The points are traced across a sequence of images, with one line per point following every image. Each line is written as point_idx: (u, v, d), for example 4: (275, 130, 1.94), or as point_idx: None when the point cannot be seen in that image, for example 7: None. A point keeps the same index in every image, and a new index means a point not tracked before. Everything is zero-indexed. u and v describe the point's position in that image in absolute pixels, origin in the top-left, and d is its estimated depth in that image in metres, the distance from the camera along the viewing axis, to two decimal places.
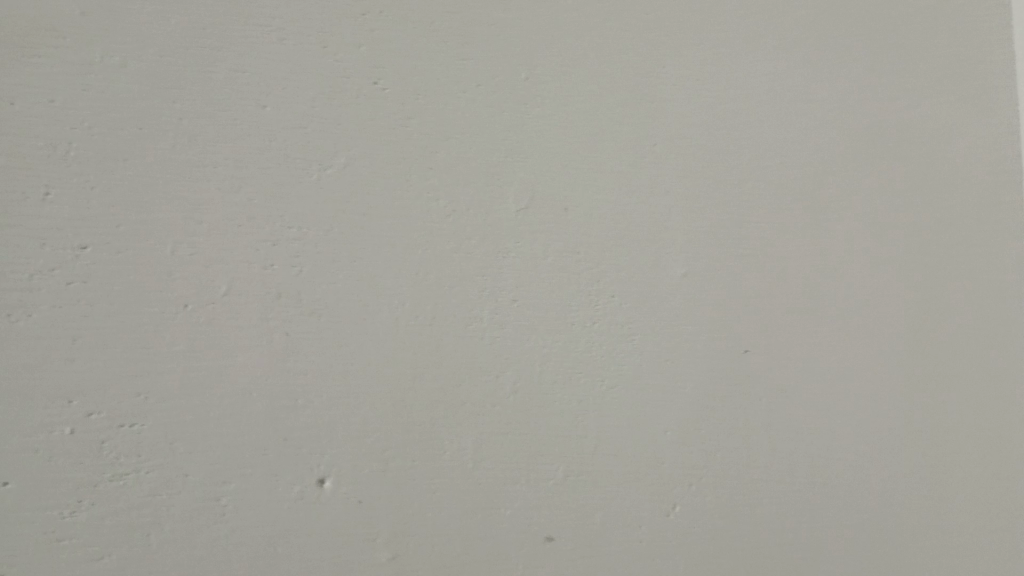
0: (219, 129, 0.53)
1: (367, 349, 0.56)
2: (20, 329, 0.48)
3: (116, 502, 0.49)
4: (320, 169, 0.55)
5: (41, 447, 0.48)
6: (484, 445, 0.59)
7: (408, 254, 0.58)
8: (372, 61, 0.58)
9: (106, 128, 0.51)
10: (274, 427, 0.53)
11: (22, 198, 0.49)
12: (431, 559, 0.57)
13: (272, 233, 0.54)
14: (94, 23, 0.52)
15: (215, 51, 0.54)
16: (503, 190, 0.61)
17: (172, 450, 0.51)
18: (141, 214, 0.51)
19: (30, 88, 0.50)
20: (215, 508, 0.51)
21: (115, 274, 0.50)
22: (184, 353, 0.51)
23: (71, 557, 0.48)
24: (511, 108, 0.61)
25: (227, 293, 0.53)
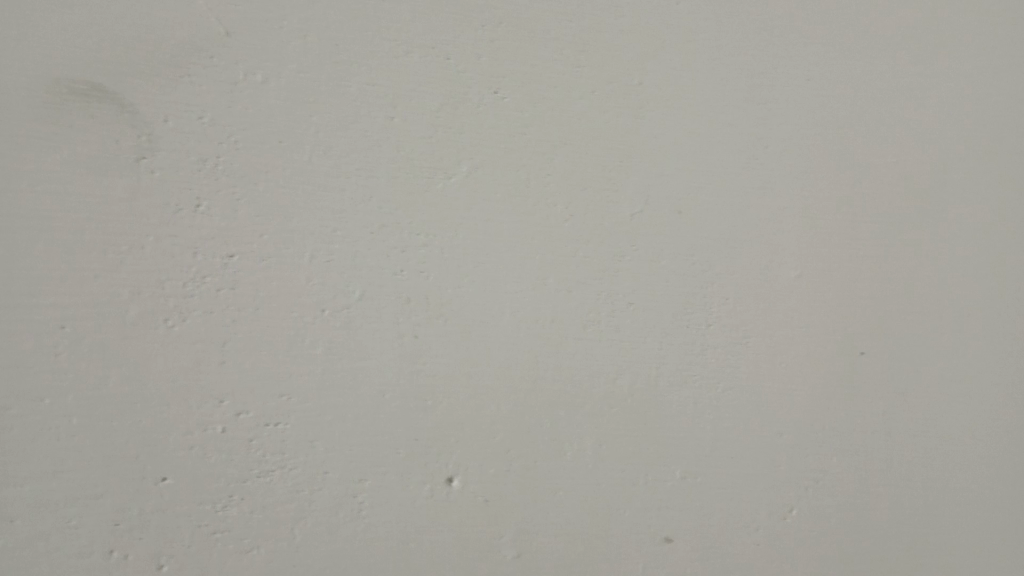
0: (352, 140, 0.55)
1: (490, 351, 0.58)
2: (178, 334, 0.50)
3: (265, 496, 0.52)
4: (445, 178, 0.57)
5: (197, 444, 0.50)
6: (605, 446, 0.60)
7: (529, 260, 0.59)
8: (492, 71, 0.59)
9: (252, 142, 0.53)
10: (406, 429, 0.55)
11: (177, 212, 0.51)
12: (554, 556, 0.59)
13: (400, 239, 0.56)
14: (236, 40, 0.53)
15: (348, 65, 0.55)
16: (620, 196, 0.62)
17: (313, 448, 0.53)
18: (283, 224, 0.53)
19: (183, 105, 0.51)
20: (353, 502, 0.54)
21: (261, 281, 0.52)
22: (324, 356, 0.54)
23: (225, 547, 0.51)
24: (626, 115, 0.62)
25: (361, 299, 0.55)
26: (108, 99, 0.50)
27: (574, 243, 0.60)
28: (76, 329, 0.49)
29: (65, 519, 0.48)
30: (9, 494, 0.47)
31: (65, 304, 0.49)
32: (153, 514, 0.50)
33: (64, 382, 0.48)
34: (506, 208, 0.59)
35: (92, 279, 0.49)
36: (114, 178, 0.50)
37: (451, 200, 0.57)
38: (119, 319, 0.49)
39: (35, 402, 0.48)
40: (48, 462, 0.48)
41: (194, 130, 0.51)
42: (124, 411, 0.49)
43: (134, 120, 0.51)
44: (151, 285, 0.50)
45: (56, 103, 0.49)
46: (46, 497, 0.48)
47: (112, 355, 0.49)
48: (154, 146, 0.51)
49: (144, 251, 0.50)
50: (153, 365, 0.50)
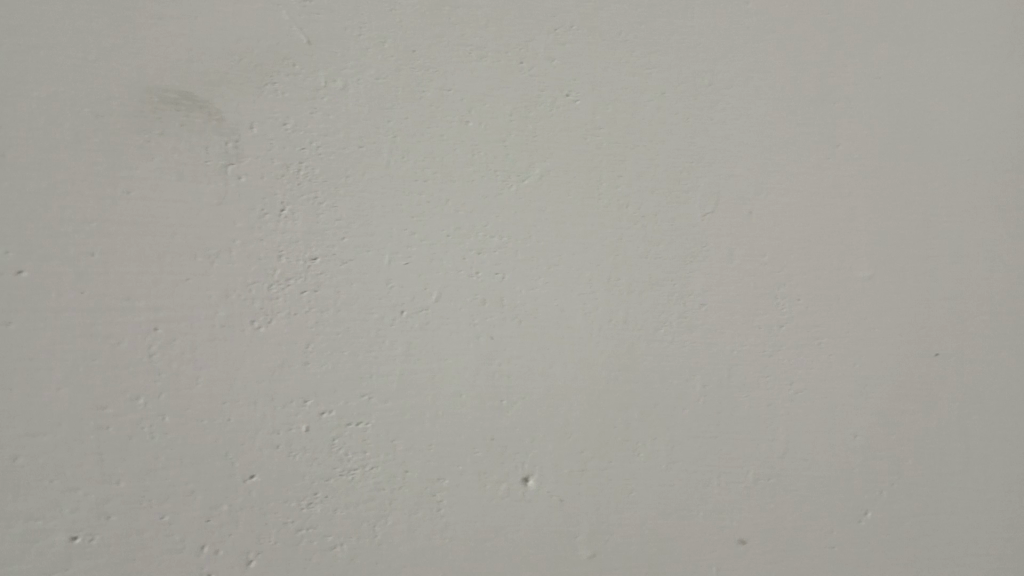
0: (427, 143, 0.56)
1: (564, 352, 0.58)
2: (265, 336, 0.51)
3: (348, 494, 0.53)
4: (519, 180, 0.58)
5: (283, 443, 0.51)
6: (678, 447, 0.60)
7: (602, 261, 0.59)
8: (564, 74, 0.60)
9: (332, 147, 0.54)
10: (483, 429, 0.56)
11: (262, 216, 0.52)
12: (628, 556, 0.59)
13: (476, 242, 0.57)
14: (318, 48, 0.54)
15: (424, 70, 0.56)
16: (691, 198, 0.62)
17: (393, 447, 0.54)
18: (363, 227, 0.54)
19: (267, 112, 0.52)
20: (432, 501, 0.55)
21: (343, 283, 0.53)
22: (404, 357, 0.54)
23: (310, 544, 0.52)
24: (696, 117, 0.62)
25: (438, 300, 0.55)
26: (197, 108, 0.51)
27: (645, 245, 0.60)
28: (169, 331, 0.50)
29: (158, 516, 0.49)
30: (105, 491, 0.48)
31: (158, 306, 0.50)
32: (242, 511, 0.50)
33: (158, 382, 0.49)
34: (578, 210, 0.59)
35: (183, 282, 0.50)
36: (203, 184, 0.51)
37: (524, 202, 0.58)
38: (208, 320, 0.50)
39: (130, 402, 0.49)
40: (143, 460, 0.49)
41: (277, 136, 0.53)
42: (215, 410, 0.50)
43: (222, 128, 0.52)
44: (239, 288, 0.51)
45: (148, 112, 0.51)
46: (141, 494, 0.49)
47: (203, 356, 0.50)
48: (241, 153, 0.52)
49: (232, 254, 0.51)
50: (241, 366, 0.51)
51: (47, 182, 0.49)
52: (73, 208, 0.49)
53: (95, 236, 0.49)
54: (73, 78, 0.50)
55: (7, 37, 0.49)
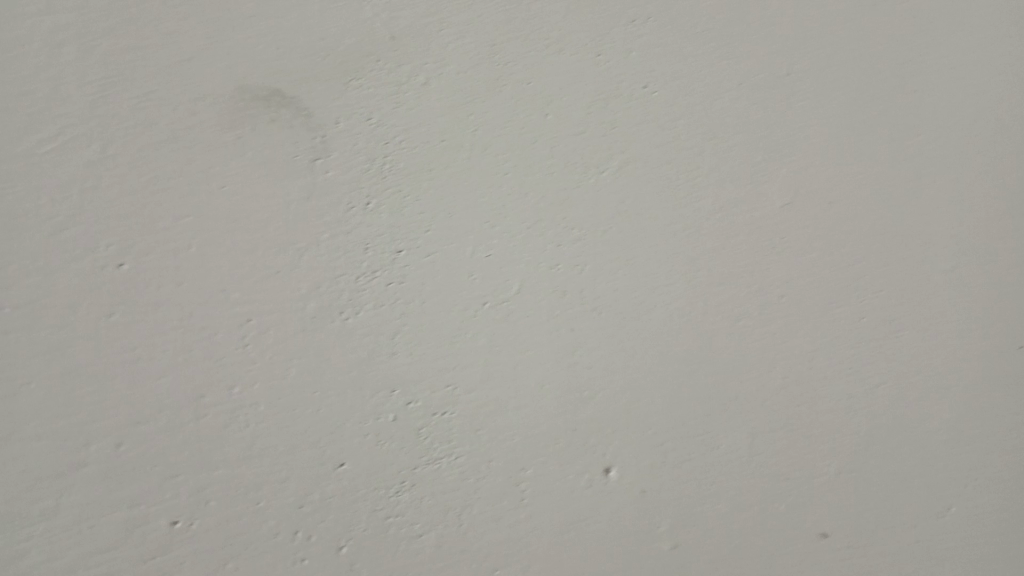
0: (508, 136, 0.57)
1: (643, 344, 0.58)
2: (353, 327, 0.52)
3: (434, 483, 0.53)
4: (597, 173, 0.58)
5: (371, 433, 0.52)
6: (757, 440, 0.60)
7: (680, 252, 0.59)
8: (641, 67, 0.59)
9: (415, 142, 0.54)
10: (563, 420, 0.56)
11: (349, 210, 0.53)
12: (703, 550, 0.59)
13: (556, 237, 0.57)
14: (401, 44, 0.54)
15: (504, 64, 0.57)
16: (769, 189, 0.61)
17: (477, 437, 0.54)
18: (447, 220, 0.55)
19: (353, 108, 0.53)
20: (515, 491, 0.55)
21: (428, 276, 0.54)
22: (486, 349, 0.55)
23: (397, 532, 0.53)
24: (775, 106, 0.62)
25: (519, 293, 0.56)
26: (287, 104, 0.52)
27: (724, 237, 0.60)
28: (261, 323, 0.51)
29: (253, 502, 0.50)
30: (203, 478, 0.49)
31: (251, 299, 0.51)
32: (333, 499, 0.51)
33: (252, 373, 0.50)
34: (655, 202, 0.59)
35: (274, 276, 0.51)
36: (292, 179, 0.52)
37: (602, 195, 0.58)
38: (299, 313, 0.51)
39: (226, 392, 0.50)
40: (238, 448, 0.50)
41: (362, 132, 0.53)
42: (305, 400, 0.51)
43: (311, 123, 0.52)
44: (327, 281, 0.52)
45: (240, 109, 0.51)
46: (237, 481, 0.50)
47: (294, 348, 0.51)
48: (328, 148, 0.52)
49: (320, 249, 0.52)
50: (330, 357, 0.52)
51: (145, 178, 0.49)
52: (171, 205, 0.50)
53: (191, 230, 0.50)
54: (168, 77, 0.50)
55: (105, 39, 0.49)
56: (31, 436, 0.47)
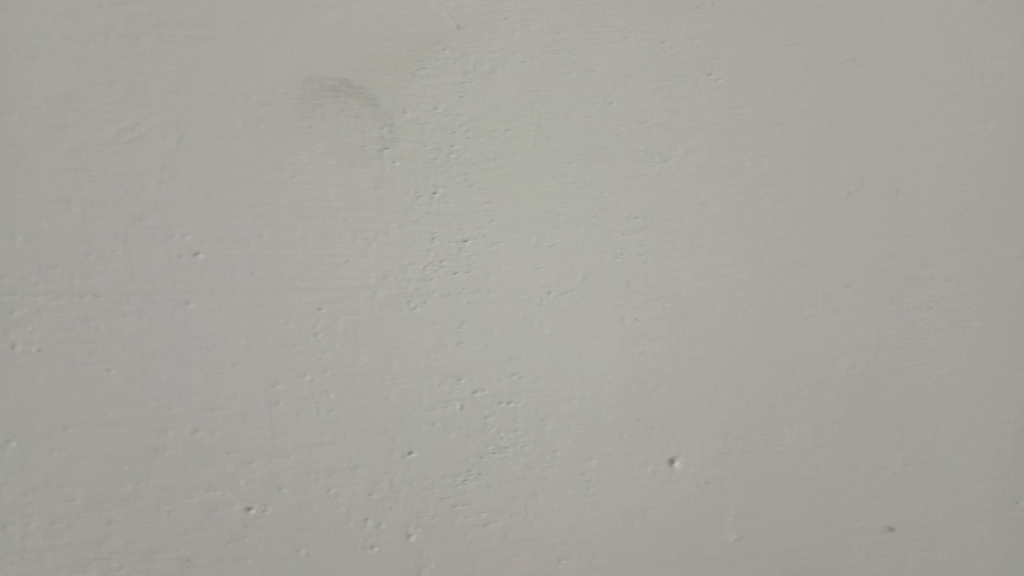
0: (573, 125, 0.56)
1: (709, 334, 0.58)
2: (420, 316, 0.52)
3: (500, 472, 0.53)
4: (661, 161, 0.58)
5: (438, 421, 0.52)
6: (824, 431, 0.59)
7: (746, 241, 0.59)
8: (704, 54, 0.59)
9: (481, 131, 0.55)
10: (629, 410, 0.56)
11: (416, 200, 0.53)
12: (771, 541, 0.58)
13: (620, 227, 0.57)
14: (467, 33, 0.55)
15: (569, 53, 0.57)
16: (836, 177, 0.60)
17: (543, 426, 0.54)
18: (513, 210, 0.55)
19: (420, 98, 0.53)
20: (580, 481, 0.55)
21: (493, 265, 0.54)
22: (551, 338, 0.55)
23: (465, 520, 0.53)
24: (840, 93, 0.61)
25: (583, 282, 0.56)
26: (355, 94, 0.52)
27: (790, 225, 0.59)
28: (331, 311, 0.51)
29: (324, 489, 0.50)
30: (277, 464, 0.50)
31: (321, 288, 0.51)
32: (401, 486, 0.52)
33: (323, 360, 0.51)
34: (720, 190, 0.59)
35: (343, 264, 0.51)
36: (361, 168, 0.52)
37: (666, 184, 0.58)
38: (367, 301, 0.52)
39: (297, 379, 0.50)
40: (310, 435, 0.50)
41: (429, 121, 0.53)
42: (374, 388, 0.51)
43: (378, 113, 0.53)
44: (395, 270, 0.52)
45: (309, 99, 0.52)
46: (308, 467, 0.50)
47: (362, 336, 0.51)
48: (396, 138, 0.53)
49: (389, 237, 0.52)
50: (398, 346, 0.52)
51: (219, 168, 0.50)
52: (242, 194, 0.50)
53: (263, 219, 0.50)
54: (241, 68, 0.51)
55: (180, 31, 0.50)
56: (110, 421, 0.48)
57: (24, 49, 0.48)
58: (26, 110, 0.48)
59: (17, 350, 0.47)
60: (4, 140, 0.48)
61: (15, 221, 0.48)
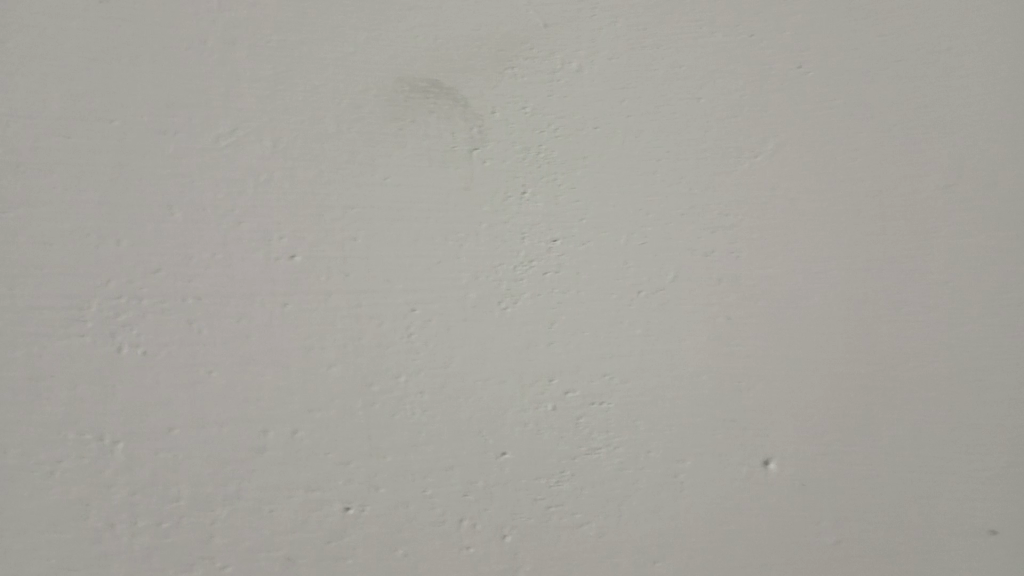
0: (661, 122, 0.56)
1: (805, 332, 0.56)
2: (512, 316, 0.52)
3: (594, 472, 0.53)
4: (750, 156, 0.57)
5: (532, 422, 0.52)
6: (924, 432, 0.56)
7: (840, 236, 0.57)
8: (796, 45, 0.58)
9: (571, 129, 0.54)
10: (723, 409, 0.55)
11: (506, 199, 0.53)
12: (874, 544, 0.55)
13: (712, 224, 0.56)
14: (554, 31, 0.55)
15: (656, 48, 0.56)
16: (934, 169, 0.58)
17: (635, 427, 0.53)
18: (602, 208, 0.54)
19: (510, 97, 0.53)
20: (673, 482, 0.54)
21: (583, 264, 0.54)
22: (642, 337, 0.54)
23: (559, 521, 0.52)
24: (935, 82, 0.59)
25: (674, 280, 0.55)
26: (444, 94, 0.52)
27: (886, 219, 0.57)
28: (424, 312, 0.51)
29: (420, 490, 0.50)
30: (373, 465, 0.49)
31: (415, 288, 0.51)
32: (496, 486, 0.51)
33: (417, 361, 0.51)
34: (813, 184, 0.57)
35: (436, 265, 0.51)
36: (452, 169, 0.52)
37: (756, 180, 0.57)
38: (460, 301, 0.52)
39: (393, 379, 0.50)
40: (406, 436, 0.50)
41: (518, 120, 0.53)
42: (468, 388, 0.51)
43: (468, 113, 0.53)
44: (486, 269, 0.52)
45: (401, 100, 0.52)
46: (404, 468, 0.50)
47: (456, 336, 0.51)
48: (486, 137, 0.53)
49: (479, 238, 0.52)
50: (490, 346, 0.52)
51: (314, 170, 0.50)
52: (336, 195, 0.51)
53: (357, 221, 0.51)
54: (334, 71, 0.51)
55: (274, 35, 0.51)
56: (214, 422, 0.48)
57: (126, 57, 0.49)
58: (128, 116, 0.49)
59: (122, 354, 0.47)
60: (106, 147, 0.48)
61: (118, 221, 0.48)
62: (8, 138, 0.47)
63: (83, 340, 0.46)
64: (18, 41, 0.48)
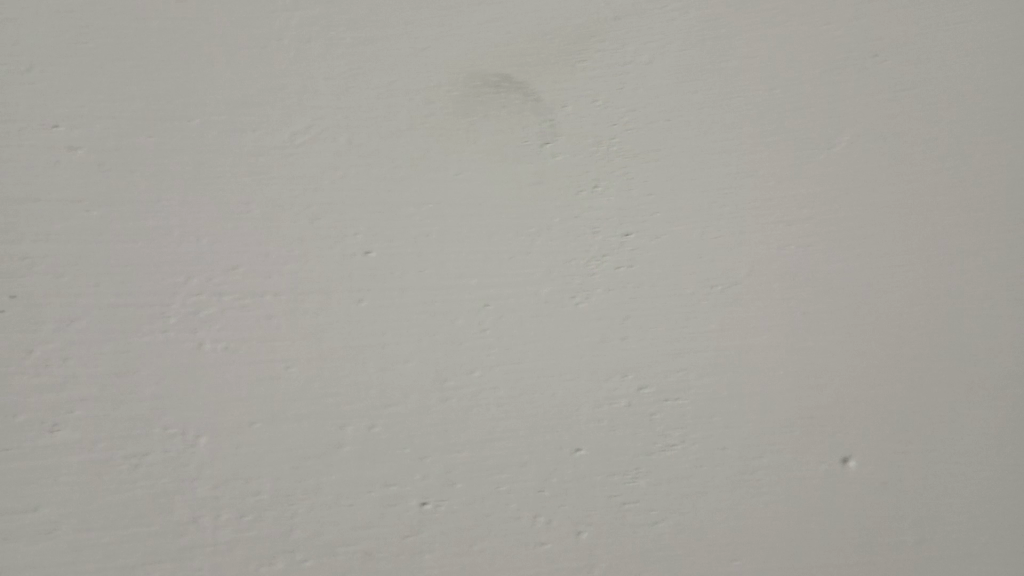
0: (735, 113, 0.55)
1: (883, 327, 0.55)
2: (585, 311, 0.52)
3: (670, 469, 0.52)
4: (825, 147, 0.56)
5: (606, 418, 0.51)
6: (1006, 429, 0.55)
7: (919, 228, 0.56)
8: (871, 34, 0.57)
9: (643, 122, 0.54)
10: (800, 406, 0.53)
11: (578, 194, 0.52)
12: (957, 544, 0.54)
13: (787, 217, 0.55)
14: (625, 23, 0.54)
15: (728, 38, 0.56)
16: (1011, 159, 0.57)
17: (711, 423, 0.52)
18: (675, 202, 0.54)
19: (582, 90, 0.53)
20: (750, 480, 0.53)
21: (656, 259, 0.53)
22: (718, 332, 0.53)
23: (635, 518, 0.51)
24: (1011, 71, 0.58)
25: (750, 275, 0.54)
26: (515, 89, 0.53)
27: (965, 211, 0.56)
28: (498, 307, 0.51)
29: (496, 486, 0.50)
30: (449, 460, 0.49)
31: (489, 284, 0.51)
32: (572, 482, 0.51)
33: (490, 356, 0.50)
34: (890, 175, 0.56)
35: (509, 260, 0.51)
36: (523, 164, 0.52)
37: (832, 171, 0.55)
38: (534, 297, 0.51)
39: (467, 375, 0.50)
40: (480, 432, 0.50)
41: (590, 113, 0.53)
42: (544, 384, 0.51)
43: (539, 107, 0.53)
44: (559, 264, 0.52)
45: (473, 95, 0.52)
46: (480, 464, 0.50)
47: (530, 331, 0.51)
48: (557, 131, 0.53)
49: (552, 233, 0.52)
50: (564, 341, 0.51)
51: (388, 166, 0.51)
52: (411, 191, 0.51)
53: (431, 216, 0.51)
54: (406, 67, 0.52)
55: (348, 33, 0.52)
56: (292, 418, 0.48)
57: (204, 56, 0.50)
58: (207, 115, 0.49)
59: (204, 350, 0.47)
60: (187, 146, 0.49)
61: (199, 219, 0.48)
62: (91, 138, 0.48)
63: (166, 336, 0.47)
64: (100, 42, 0.49)
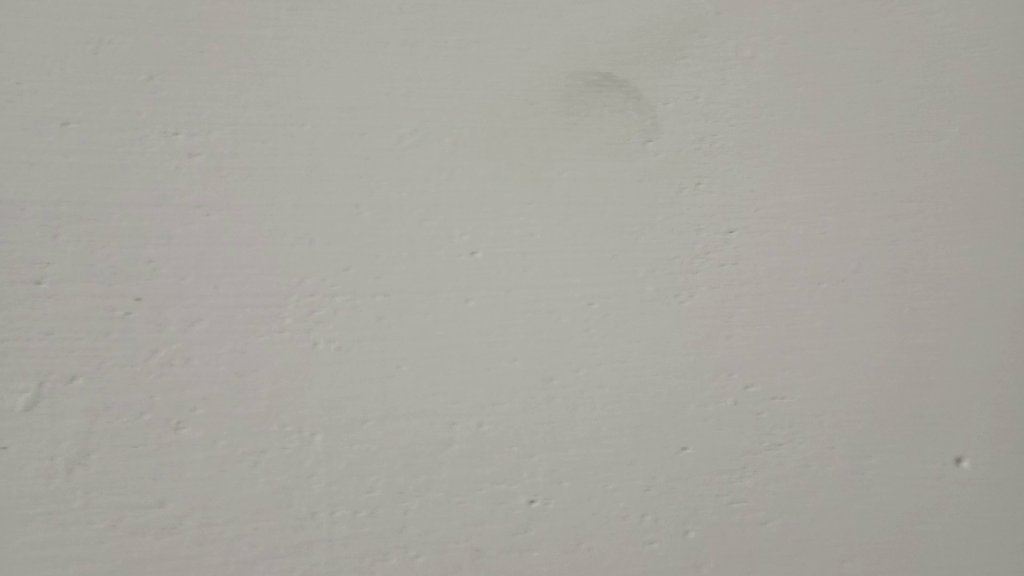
0: (840, 105, 0.54)
1: (996, 324, 0.53)
2: (689, 309, 0.51)
3: (778, 469, 0.51)
4: (934, 140, 0.54)
5: (712, 417, 0.51)
6: None
7: None
8: (977, 24, 0.56)
9: (746, 117, 0.53)
10: (910, 405, 0.52)
11: (682, 192, 0.52)
12: None
13: (895, 212, 0.53)
14: (726, 18, 0.54)
15: (831, 30, 0.55)
16: None
17: (819, 422, 0.51)
18: (779, 198, 0.53)
19: (683, 87, 0.53)
20: (862, 480, 0.51)
21: (760, 256, 0.52)
22: (825, 330, 0.52)
23: (743, 518, 0.50)
24: None
25: (858, 271, 0.53)
26: (616, 87, 0.53)
27: None
28: (602, 306, 0.51)
29: (603, 484, 0.50)
30: (555, 458, 0.49)
31: (593, 282, 0.51)
32: (679, 482, 0.50)
33: (596, 355, 0.50)
34: (1001, 168, 0.54)
35: (612, 258, 0.51)
36: (626, 161, 0.52)
37: (941, 164, 0.54)
38: (638, 295, 0.51)
39: (572, 373, 0.50)
40: (586, 430, 0.50)
41: (692, 111, 0.53)
42: (650, 382, 0.51)
43: (641, 105, 0.53)
44: (663, 262, 0.52)
45: (576, 94, 0.52)
46: (586, 462, 0.50)
47: (635, 330, 0.51)
48: (659, 128, 0.53)
49: (655, 231, 0.52)
50: (669, 340, 0.51)
51: (491, 167, 0.51)
52: (514, 192, 0.51)
53: (535, 216, 0.51)
54: (509, 68, 0.52)
55: (452, 35, 0.53)
56: (403, 416, 0.49)
57: (314, 62, 0.51)
58: (317, 119, 0.50)
59: (317, 349, 0.48)
60: (298, 150, 0.50)
61: (311, 222, 0.49)
62: (209, 145, 0.49)
63: (281, 336, 0.48)
64: (216, 50, 0.51)
